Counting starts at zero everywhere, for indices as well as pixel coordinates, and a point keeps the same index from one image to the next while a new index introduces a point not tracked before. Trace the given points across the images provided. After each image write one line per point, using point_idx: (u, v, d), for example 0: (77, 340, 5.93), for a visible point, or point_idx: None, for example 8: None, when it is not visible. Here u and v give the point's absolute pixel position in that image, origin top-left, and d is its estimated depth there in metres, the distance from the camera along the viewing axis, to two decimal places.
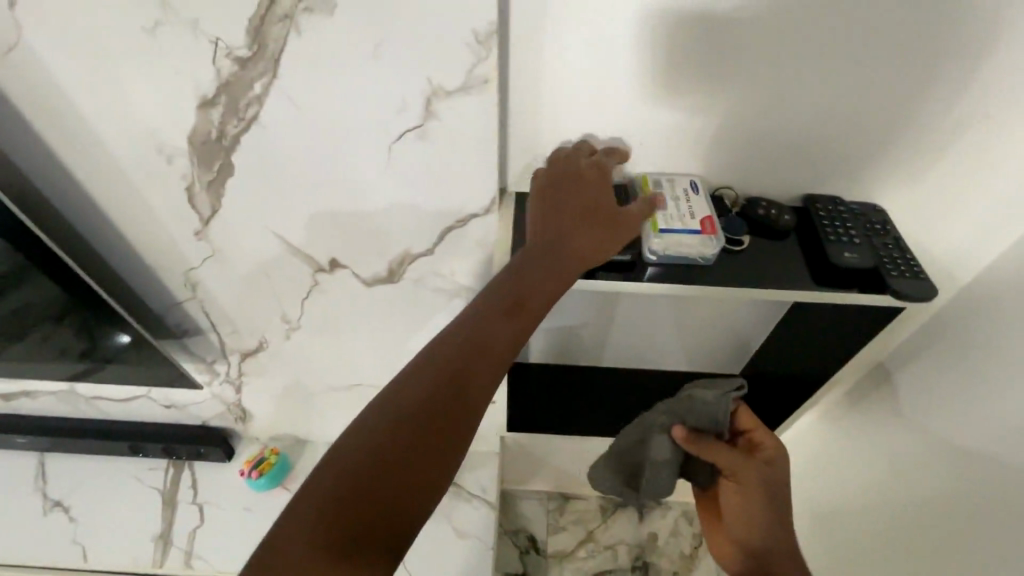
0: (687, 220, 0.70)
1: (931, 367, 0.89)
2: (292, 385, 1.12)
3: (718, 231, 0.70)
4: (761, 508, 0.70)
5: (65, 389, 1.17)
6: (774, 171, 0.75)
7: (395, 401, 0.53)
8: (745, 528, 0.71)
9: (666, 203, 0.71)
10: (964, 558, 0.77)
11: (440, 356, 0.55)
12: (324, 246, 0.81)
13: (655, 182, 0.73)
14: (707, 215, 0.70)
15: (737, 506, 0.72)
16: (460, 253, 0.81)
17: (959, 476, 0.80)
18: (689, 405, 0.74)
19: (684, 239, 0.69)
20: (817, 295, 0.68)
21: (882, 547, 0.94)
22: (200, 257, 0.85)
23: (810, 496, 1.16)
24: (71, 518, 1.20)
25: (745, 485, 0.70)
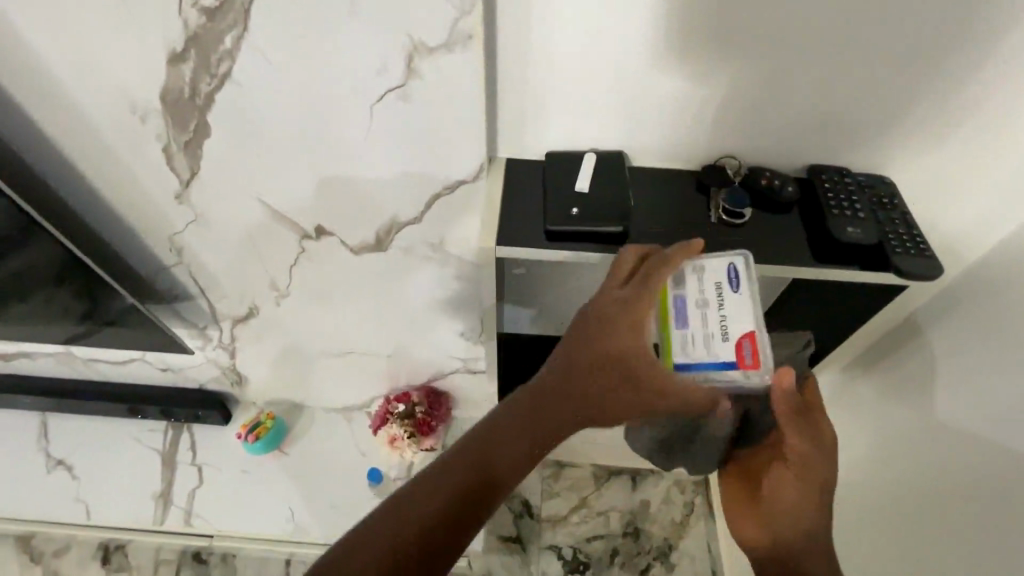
0: (717, 343, 0.59)
1: (929, 345, 0.87)
2: (285, 352, 1.12)
3: (761, 360, 0.57)
4: (817, 497, 0.58)
5: (62, 351, 1.18)
6: (778, 140, 0.71)
7: (436, 482, 0.59)
8: (793, 515, 0.58)
9: (686, 318, 0.61)
10: (949, 536, 0.76)
11: (485, 445, 0.61)
12: (308, 211, 0.78)
13: (676, 281, 0.63)
14: (746, 335, 0.58)
15: (791, 489, 0.58)
16: (449, 222, 0.78)
17: (952, 457, 0.79)
18: (773, 363, 0.67)
19: (714, 374, 0.58)
20: (815, 271, 0.65)
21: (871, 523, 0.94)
22: (185, 222, 0.83)
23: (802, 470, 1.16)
24: (73, 476, 1.23)
25: (807, 467, 0.58)
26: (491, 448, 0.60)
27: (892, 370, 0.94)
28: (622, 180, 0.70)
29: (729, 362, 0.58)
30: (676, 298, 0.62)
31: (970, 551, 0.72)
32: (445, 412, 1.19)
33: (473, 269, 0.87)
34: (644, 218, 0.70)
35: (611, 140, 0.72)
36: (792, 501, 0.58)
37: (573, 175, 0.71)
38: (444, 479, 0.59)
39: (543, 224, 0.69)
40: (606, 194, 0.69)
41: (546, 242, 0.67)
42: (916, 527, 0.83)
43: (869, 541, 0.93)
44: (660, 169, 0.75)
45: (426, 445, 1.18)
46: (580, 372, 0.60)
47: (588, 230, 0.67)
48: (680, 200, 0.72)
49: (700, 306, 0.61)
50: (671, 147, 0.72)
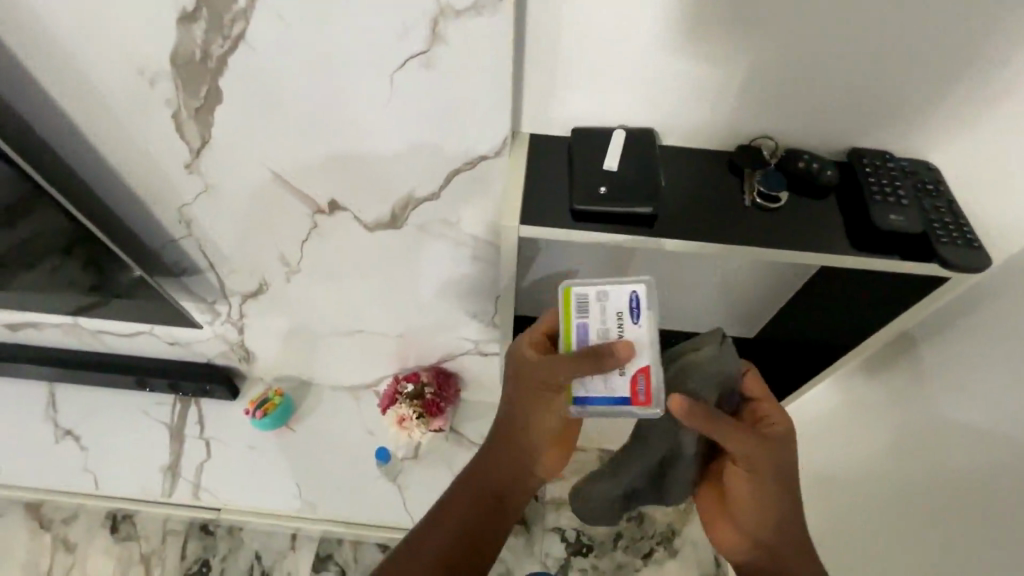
0: (614, 376, 0.60)
1: (946, 342, 0.85)
2: (294, 329, 1.10)
3: (654, 399, 0.59)
4: (775, 487, 0.62)
5: (70, 322, 1.17)
6: (816, 121, 0.67)
7: (416, 555, 0.65)
8: (756, 508, 0.64)
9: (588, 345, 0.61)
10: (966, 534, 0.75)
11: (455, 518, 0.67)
12: (322, 184, 0.76)
13: (580, 303, 0.62)
14: (642, 369, 0.59)
15: (753, 488, 0.63)
16: (467, 200, 0.75)
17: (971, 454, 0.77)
18: (698, 369, 0.66)
19: (609, 407, 0.60)
20: (856, 260, 0.63)
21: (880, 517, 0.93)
22: (194, 193, 0.80)
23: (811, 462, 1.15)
24: (82, 446, 1.23)
25: (760, 466, 0.62)
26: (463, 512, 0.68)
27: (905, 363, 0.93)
28: (652, 158, 0.67)
29: (623, 398, 0.59)
30: (578, 322, 0.62)
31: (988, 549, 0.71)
32: (454, 394, 1.18)
33: (489, 248, 0.84)
34: (674, 199, 0.67)
35: (639, 116, 0.69)
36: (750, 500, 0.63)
37: (601, 152, 0.67)
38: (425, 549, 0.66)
39: (569, 204, 0.66)
40: (635, 173, 0.66)
41: (571, 223, 0.65)
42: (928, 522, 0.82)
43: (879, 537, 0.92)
44: (688, 149, 0.72)
45: (435, 426, 1.17)
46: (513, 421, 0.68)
47: (616, 210, 0.64)
48: (710, 182, 0.69)
49: (601, 335, 0.61)
50: (702, 125, 0.69)
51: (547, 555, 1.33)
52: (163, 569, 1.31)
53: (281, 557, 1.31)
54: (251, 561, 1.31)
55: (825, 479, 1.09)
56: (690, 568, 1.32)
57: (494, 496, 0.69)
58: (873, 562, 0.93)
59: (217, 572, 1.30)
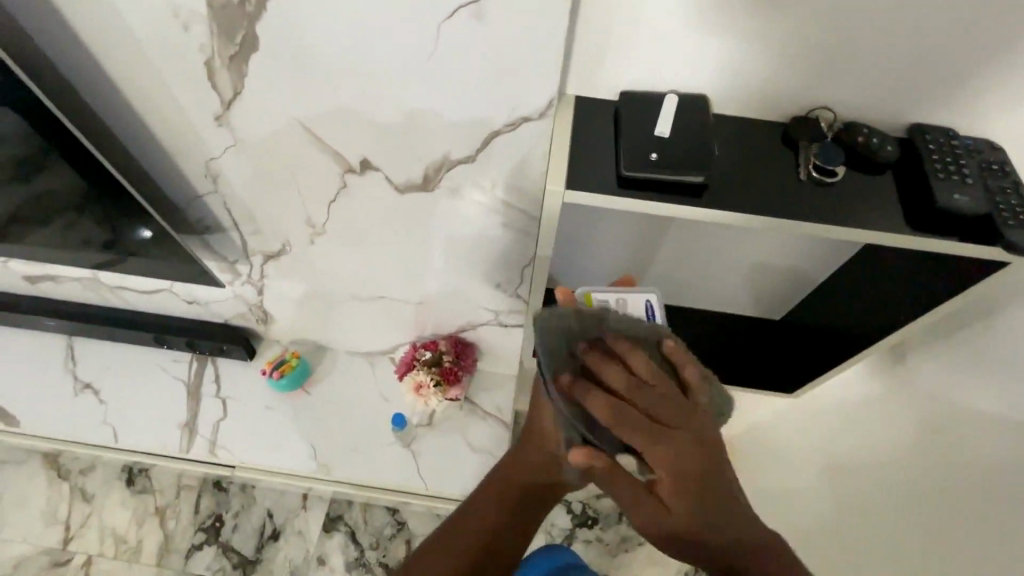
0: None
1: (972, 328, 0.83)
2: (314, 292, 1.10)
3: None
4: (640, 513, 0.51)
5: (90, 276, 1.17)
6: (867, 94, 0.66)
7: (447, 536, 0.63)
8: (719, 556, 0.48)
9: None
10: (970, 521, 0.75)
11: (486, 505, 0.65)
12: (354, 140, 0.75)
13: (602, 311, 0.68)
14: None
15: (712, 525, 0.48)
16: (502, 164, 0.74)
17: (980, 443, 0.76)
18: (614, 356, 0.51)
19: None
20: (914, 240, 0.61)
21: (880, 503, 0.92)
22: (224, 146, 0.79)
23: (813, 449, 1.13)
24: (100, 400, 1.24)
25: (667, 480, 0.48)
26: (495, 501, 0.65)
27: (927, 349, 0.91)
28: (702, 126, 0.65)
29: None
30: None
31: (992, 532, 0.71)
32: (471, 363, 1.18)
33: (520, 215, 0.83)
34: (722, 170, 0.65)
35: (686, 82, 0.67)
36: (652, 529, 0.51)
37: (651, 119, 0.65)
38: (451, 536, 0.63)
39: (617, 169, 0.64)
40: (686, 141, 0.64)
41: (619, 189, 0.63)
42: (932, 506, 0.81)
43: (881, 521, 0.91)
44: (734, 119, 0.70)
45: (450, 394, 1.17)
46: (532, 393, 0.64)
47: (667, 178, 0.62)
48: (761, 153, 0.67)
49: None
50: (751, 93, 0.67)
51: (553, 526, 1.34)
52: (177, 523, 1.33)
53: (293, 516, 1.34)
54: (262, 518, 1.34)
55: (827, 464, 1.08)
56: None
57: (529, 490, 0.65)
58: (873, 550, 0.92)
59: (230, 527, 1.33)
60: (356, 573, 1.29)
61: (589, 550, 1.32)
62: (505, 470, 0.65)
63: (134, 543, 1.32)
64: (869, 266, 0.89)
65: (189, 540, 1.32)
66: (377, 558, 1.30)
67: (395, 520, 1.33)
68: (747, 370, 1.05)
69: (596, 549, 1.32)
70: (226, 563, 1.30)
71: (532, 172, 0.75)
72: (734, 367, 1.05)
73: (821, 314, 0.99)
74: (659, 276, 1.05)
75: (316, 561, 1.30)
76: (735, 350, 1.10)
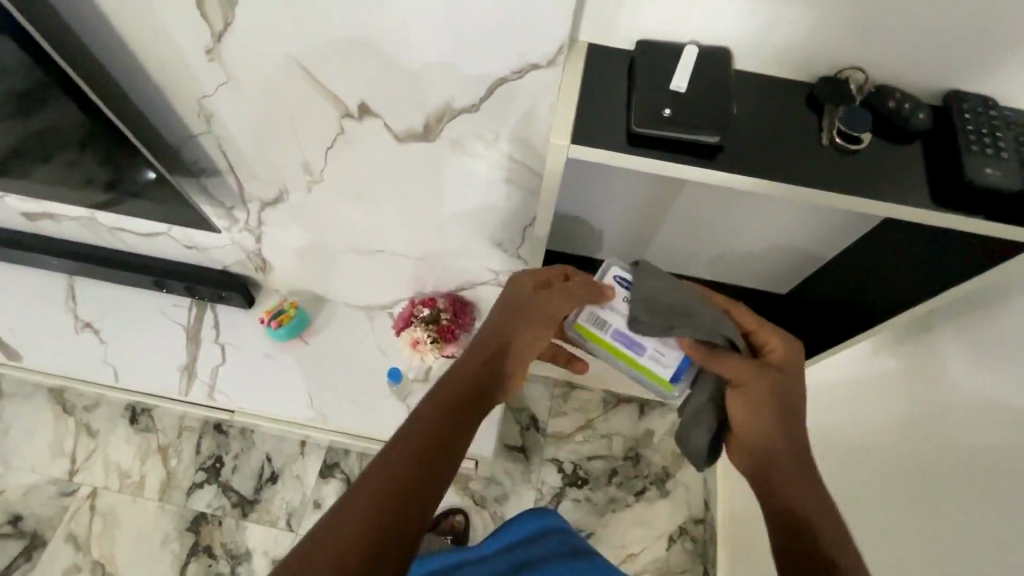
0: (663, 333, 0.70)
1: (979, 313, 0.80)
2: (313, 242, 1.08)
3: None
4: (796, 398, 0.62)
5: (88, 216, 1.16)
6: (902, 58, 0.61)
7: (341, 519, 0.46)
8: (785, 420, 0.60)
9: (634, 344, 0.70)
10: (965, 503, 0.74)
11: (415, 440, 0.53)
12: (352, 83, 0.71)
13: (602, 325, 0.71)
14: None
15: (796, 405, 0.61)
16: (507, 116, 0.71)
17: (986, 428, 0.74)
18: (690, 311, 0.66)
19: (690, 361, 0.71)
20: (934, 215, 0.57)
21: (872, 478, 0.92)
22: (217, 84, 0.76)
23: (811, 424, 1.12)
24: (101, 339, 1.25)
25: (779, 364, 0.64)
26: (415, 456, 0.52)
27: (933, 333, 0.88)
28: (724, 81, 0.60)
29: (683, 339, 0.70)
30: (612, 334, 0.70)
31: (989, 522, 0.69)
32: (470, 322, 1.16)
33: (525, 172, 0.80)
34: (739, 131, 0.61)
35: (709, 34, 0.62)
36: (763, 394, 0.62)
37: (668, 71, 0.61)
38: (345, 517, 0.46)
39: (627, 126, 0.60)
40: (704, 97, 0.59)
41: (630, 147, 0.59)
42: (929, 492, 0.80)
43: (871, 502, 0.90)
44: (758, 78, 0.66)
45: (447, 352, 1.16)
46: (520, 304, 0.67)
47: (681, 136, 0.59)
48: (783, 114, 0.63)
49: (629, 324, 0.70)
50: (778, 49, 0.62)
51: (543, 483, 1.36)
52: (179, 461, 1.37)
53: (291, 460, 1.37)
54: (261, 460, 1.37)
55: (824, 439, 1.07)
56: (680, 508, 1.35)
57: (454, 424, 0.57)
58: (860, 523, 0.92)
59: (229, 468, 1.37)
60: None
61: (578, 508, 1.35)
62: (443, 396, 0.59)
63: (137, 477, 1.36)
64: (885, 242, 0.85)
65: (190, 478, 1.36)
66: None
67: None
68: None
69: (584, 508, 1.34)
70: (225, 502, 1.34)
71: (539, 126, 0.71)
72: None
73: (830, 290, 0.97)
74: (666, 240, 1.03)
75: (312, 505, 1.33)
76: None
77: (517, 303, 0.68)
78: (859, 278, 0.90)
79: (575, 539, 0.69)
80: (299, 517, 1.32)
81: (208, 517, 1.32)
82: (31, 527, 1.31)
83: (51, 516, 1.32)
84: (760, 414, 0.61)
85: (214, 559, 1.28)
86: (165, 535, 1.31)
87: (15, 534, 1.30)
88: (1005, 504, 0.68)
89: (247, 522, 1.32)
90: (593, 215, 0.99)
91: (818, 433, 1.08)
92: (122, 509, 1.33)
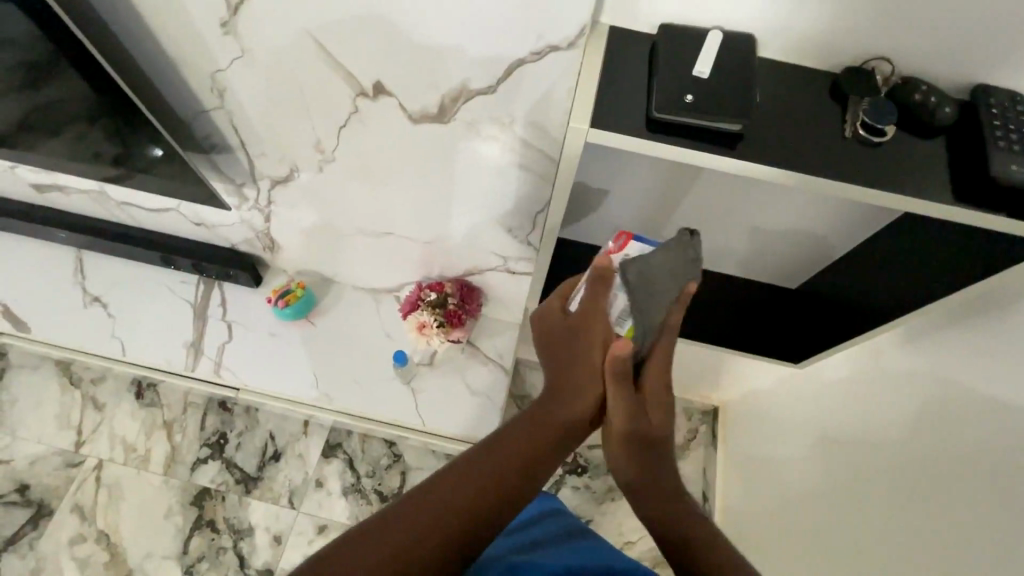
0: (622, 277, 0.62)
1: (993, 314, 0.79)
2: (322, 223, 1.07)
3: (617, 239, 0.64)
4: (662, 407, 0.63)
5: (97, 189, 1.16)
6: (930, 51, 0.60)
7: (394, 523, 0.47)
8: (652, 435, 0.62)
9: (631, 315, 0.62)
10: (972, 505, 0.74)
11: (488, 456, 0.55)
12: (369, 63, 0.71)
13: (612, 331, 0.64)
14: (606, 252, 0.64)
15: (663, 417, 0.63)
16: (524, 99, 0.70)
17: (991, 428, 0.74)
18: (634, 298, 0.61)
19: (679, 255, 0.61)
20: (955, 212, 0.57)
21: (874, 474, 0.92)
22: (231, 58, 0.75)
23: (813, 420, 1.12)
24: (109, 314, 1.25)
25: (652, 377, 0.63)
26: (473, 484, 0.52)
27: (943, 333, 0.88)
28: (747, 68, 0.59)
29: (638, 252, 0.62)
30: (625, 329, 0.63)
31: (997, 525, 0.69)
32: (476, 308, 1.16)
33: (539, 156, 0.79)
34: (760, 120, 0.60)
35: (733, 20, 0.61)
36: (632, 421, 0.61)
37: (690, 56, 0.60)
38: (413, 511, 0.49)
39: (646, 111, 0.59)
40: (726, 83, 0.59)
41: (647, 132, 0.58)
42: (936, 492, 0.80)
43: (875, 501, 0.91)
44: (780, 66, 0.65)
45: (453, 336, 1.16)
46: (569, 326, 0.66)
47: (701, 123, 0.58)
48: (806, 105, 0.62)
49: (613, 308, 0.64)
50: (803, 37, 0.61)
51: None
52: (184, 436, 1.39)
53: (294, 439, 1.38)
54: (265, 438, 1.38)
55: (826, 435, 1.07)
56: None
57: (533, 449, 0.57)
58: (862, 519, 0.92)
59: (233, 445, 1.38)
60: (351, 497, 1.34)
61: (576, 496, 1.36)
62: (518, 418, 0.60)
63: (142, 452, 1.37)
64: (902, 239, 0.85)
65: (194, 454, 1.37)
66: (372, 485, 1.35)
67: (391, 452, 1.38)
68: (757, 336, 1.03)
69: (583, 495, 1.35)
70: (228, 478, 1.35)
71: (557, 109, 0.71)
72: (744, 331, 1.03)
73: (843, 286, 0.96)
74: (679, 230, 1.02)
75: (315, 484, 1.35)
76: (744, 315, 1.07)
77: (568, 324, 0.67)
78: (871, 275, 0.89)
79: (570, 520, 0.68)
80: (301, 495, 1.34)
81: (212, 492, 1.34)
82: (38, 497, 1.33)
83: (57, 487, 1.34)
84: (634, 434, 0.61)
85: (217, 533, 1.30)
86: (169, 508, 1.32)
87: (22, 503, 1.32)
88: (1016, 509, 0.68)
89: (251, 498, 1.33)
90: (605, 202, 0.98)
91: (820, 429, 1.08)
92: (127, 481, 1.35)
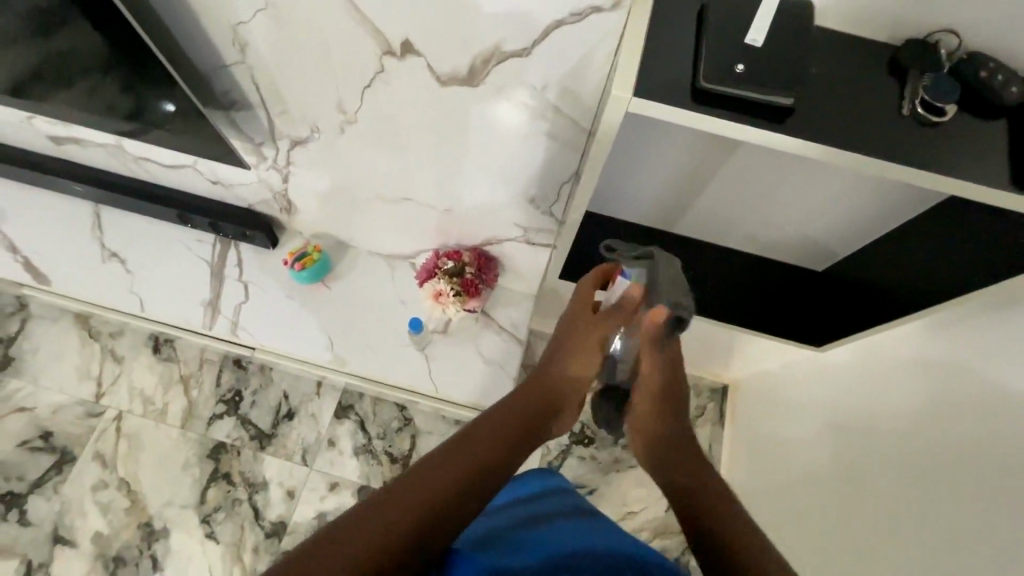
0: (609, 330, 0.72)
1: None
2: (339, 186, 1.06)
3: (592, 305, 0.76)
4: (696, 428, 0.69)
5: (115, 143, 1.14)
6: (1000, 24, 0.56)
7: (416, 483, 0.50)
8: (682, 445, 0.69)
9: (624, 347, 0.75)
10: (982, 492, 0.73)
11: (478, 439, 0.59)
12: (397, 19, 0.68)
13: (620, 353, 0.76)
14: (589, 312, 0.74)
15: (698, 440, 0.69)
16: (558, 63, 0.68)
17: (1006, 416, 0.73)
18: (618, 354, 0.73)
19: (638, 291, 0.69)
20: (1011, 198, 0.54)
21: (882, 459, 0.92)
22: (253, 10, 0.72)
23: (824, 402, 1.11)
24: (127, 270, 1.26)
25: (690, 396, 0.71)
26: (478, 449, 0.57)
27: None
28: (802, 35, 0.56)
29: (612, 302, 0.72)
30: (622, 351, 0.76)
31: (1007, 512, 0.69)
32: (493, 278, 1.16)
33: (569, 125, 0.76)
34: (811, 94, 0.57)
35: None
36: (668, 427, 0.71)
37: (742, 22, 0.57)
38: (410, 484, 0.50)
39: (692, 81, 0.56)
40: (778, 53, 0.55)
41: (691, 103, 0.56)
42: (945, 478, 0.79)
43: (881, 484, 0.90)
44: (835, 37, 0.61)
45: (469, 306, 1.15)
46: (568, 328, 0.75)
47: (749, 95, 0.55)
48: (861, 79, 0.59)
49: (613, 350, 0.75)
50: (863, 5, 0.58)
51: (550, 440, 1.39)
52: (200, 392, 1.41)
53: (307, 399, 1.41)
54: (279, 397, 1.41)
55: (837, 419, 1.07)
56: None
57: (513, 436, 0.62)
58: (868, 502, 0.93)
59: (248, 402, 1.41)
60: (362, 458, 1.37)
61: (582, 466, 1.38)
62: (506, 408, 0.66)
63: (160, 405, 1.40)
64: (940, 224, 0.82)
65: (211, 409, 1.40)
66: (383, 447, 1.37)
67: (402, 415, 1.40)
68: (778, 318, 1.01)
69: (588, 465, 1.37)
70: (243, 434, 1.38)
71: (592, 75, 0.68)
72: (765, 313, 1.02)
73: (874, 270, 0.93)
74: (707, 207, 1.00)
75: (327, 443, 1.38)
76: (766, 296, 1.05)
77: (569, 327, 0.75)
78: (904, 259, 0.87)
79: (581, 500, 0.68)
80: (314, 454, 1.37)
81: (228, 447, 1.37)
82: (61, 444, 1.37)
83: (79, 436, 1.38)
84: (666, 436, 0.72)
85: (232, 485, 1.34)
86: (186, 460, 1.36)
87: (46, 449, 1.36)
88: None
89: (265, 454, 1.37)
90: (634, 176, 0.96)
91: (832, 411, 1.08)
92: (146, 433, 1.38)
